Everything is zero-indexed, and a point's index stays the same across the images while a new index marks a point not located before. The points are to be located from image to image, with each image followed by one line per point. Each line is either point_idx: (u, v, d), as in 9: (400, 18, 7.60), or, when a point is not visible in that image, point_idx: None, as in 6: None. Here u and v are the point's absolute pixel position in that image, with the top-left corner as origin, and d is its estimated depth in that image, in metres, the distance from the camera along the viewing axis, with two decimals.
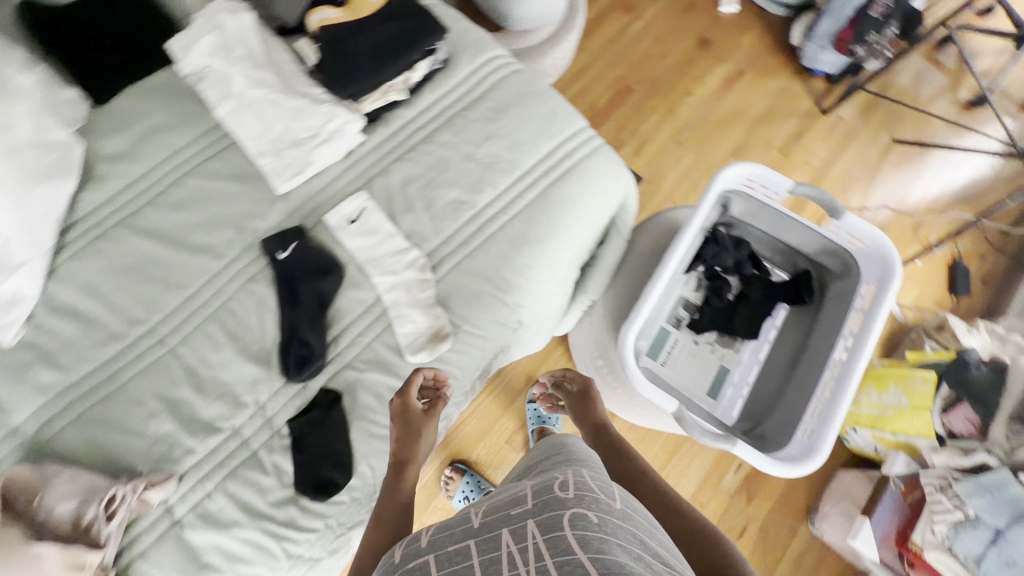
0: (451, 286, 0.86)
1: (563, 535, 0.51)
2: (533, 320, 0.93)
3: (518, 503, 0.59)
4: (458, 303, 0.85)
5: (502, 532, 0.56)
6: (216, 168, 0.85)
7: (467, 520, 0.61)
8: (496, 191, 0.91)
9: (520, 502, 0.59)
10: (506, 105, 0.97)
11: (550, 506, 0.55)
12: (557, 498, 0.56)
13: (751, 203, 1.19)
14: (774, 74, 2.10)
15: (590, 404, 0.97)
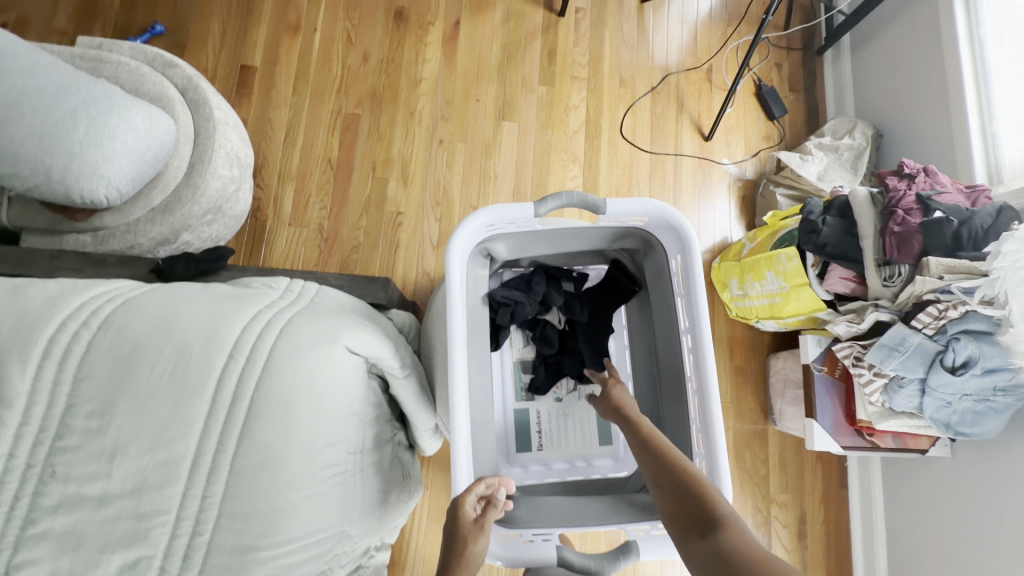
0: None
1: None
2: (323, 526, 0.71)
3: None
4: None
5: None
6: None
7: None
8: (152, 501, 0.64)
9: None
10: (113, 393, 0.66)
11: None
12: None
13: (510, 239, 0.96)
14: (490, 5, 1.80)
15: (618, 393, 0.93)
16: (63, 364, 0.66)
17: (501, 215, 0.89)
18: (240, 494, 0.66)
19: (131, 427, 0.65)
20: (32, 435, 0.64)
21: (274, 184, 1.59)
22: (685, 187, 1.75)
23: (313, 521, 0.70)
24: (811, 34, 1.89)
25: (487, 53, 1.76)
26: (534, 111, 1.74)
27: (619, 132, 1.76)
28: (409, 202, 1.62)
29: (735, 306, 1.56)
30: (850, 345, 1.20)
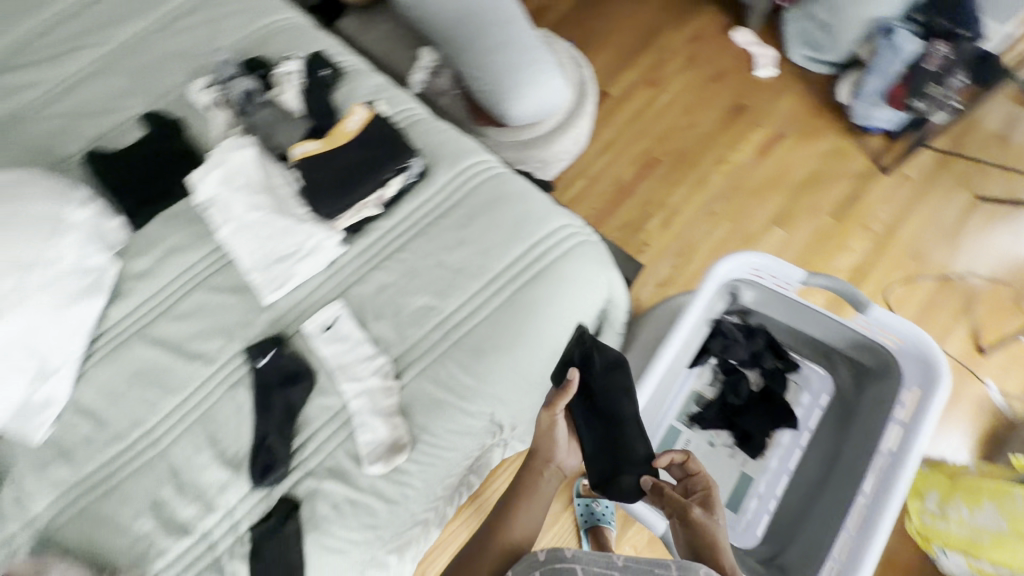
0: (426, 367, 0.89)
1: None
2: (530, 374, 0.93)
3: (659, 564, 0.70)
4: (435, 373, 0.88)
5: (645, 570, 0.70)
6: (217, 282, 0.96)
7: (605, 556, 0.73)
8: (459, 281, 0.94)
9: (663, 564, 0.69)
10: (479, 212, 0.99)
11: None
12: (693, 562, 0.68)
13: (761, 290, 1.09)
14: (821, 135, 1.96)
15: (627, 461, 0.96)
16: (464, 182, 1.03)
17: (774, 265, 1.02)
18: (504, 313, 0.92)
19: (476, 236, 0.97)
20: (425, 207, 1.00)
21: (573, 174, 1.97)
22: None
23: (529, 365, 0.92)
24: None
25: (794, 169, 1.92)
26: (807, 233, 1.82)
27: (882, 294, 1.73)
28: (658, 241, 1.84)
29: (915, 520, 1.36)
30: None
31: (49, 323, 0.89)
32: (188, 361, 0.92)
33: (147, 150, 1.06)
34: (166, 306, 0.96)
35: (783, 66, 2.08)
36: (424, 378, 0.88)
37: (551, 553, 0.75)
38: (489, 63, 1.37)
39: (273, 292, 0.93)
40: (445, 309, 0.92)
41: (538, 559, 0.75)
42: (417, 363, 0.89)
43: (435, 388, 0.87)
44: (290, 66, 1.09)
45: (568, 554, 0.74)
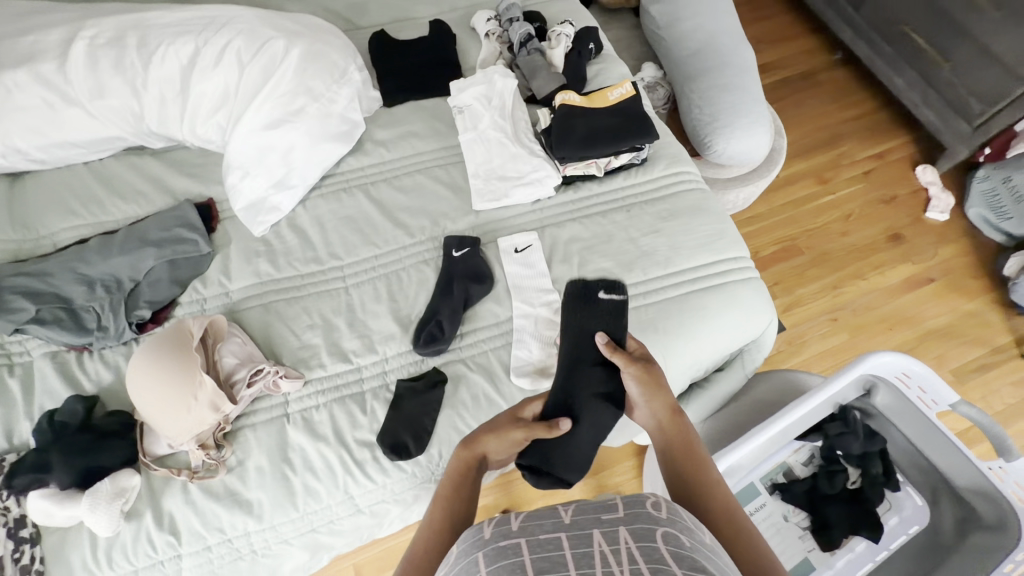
0: None
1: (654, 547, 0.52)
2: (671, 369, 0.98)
3: (610, 510, 0.57)
4: None
5: (591, 530, 0.54)
6: (439, 174, 1.08)
7: (552, 513, 0.58)
8: (643, 262, 1.01)
9: (610, 509, 0.58)
10: (680, 213, 1.07)
11: (641, 520, 0.55)
12: (651, 514, 0.56)
13: (899, 398, 1.10)
14: (970, 295, 1.92)
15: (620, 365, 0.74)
16: (674, 184, 1.11)
17: (929, 379, 1.03)
18: (674, 306, 0.98)
19: (671, 232, 1.04)
20: (634, 190, 1.08)
21: None
22: None
23: (676, 361, 0.97)
24: None
25: (931, 314, 1.89)
26: None
27: None
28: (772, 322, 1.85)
29: None
30: None
31: (306, 146, 1.02)
32: (393, 225, 1.03)
33: (422, 50, 1.21)
34: (389, 175, 1.08)
35: (954, 217, 2.06)
36: None
37: (497, 530, 0.56)
38: (714, 97, 1.44)
39: (485, 202, 1.04)
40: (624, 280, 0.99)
41: (483, 536, 0.56)
42: None
43: None
44: (566, 30, 1.20)
45: (514, 526, 0.56)
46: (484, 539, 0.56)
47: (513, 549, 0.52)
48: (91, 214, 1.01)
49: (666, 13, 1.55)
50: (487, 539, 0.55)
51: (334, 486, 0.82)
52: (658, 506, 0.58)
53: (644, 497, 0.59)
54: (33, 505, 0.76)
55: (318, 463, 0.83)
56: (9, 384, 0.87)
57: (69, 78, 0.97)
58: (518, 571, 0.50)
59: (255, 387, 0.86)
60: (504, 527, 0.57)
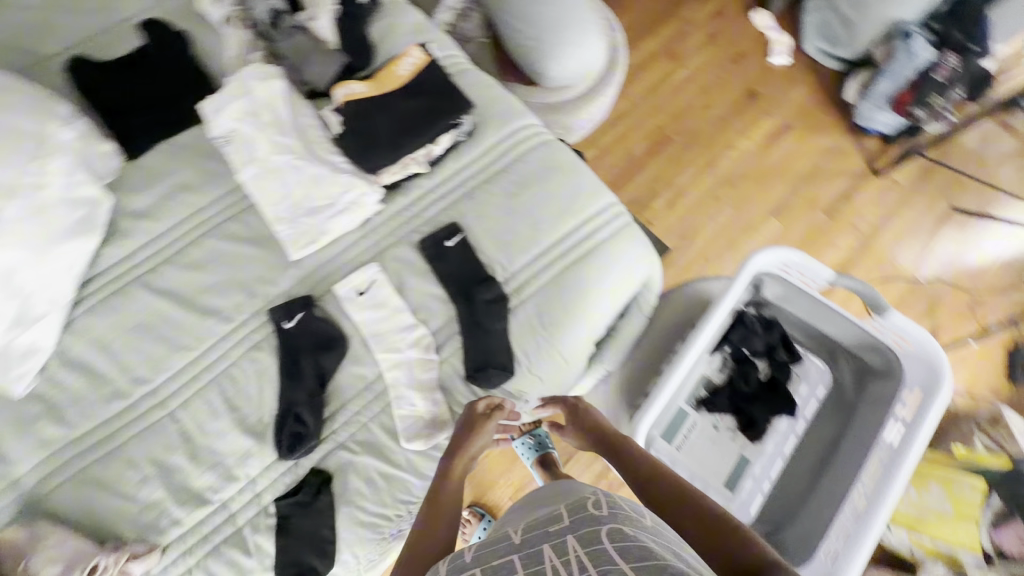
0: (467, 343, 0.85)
1: (603, 550, 0.52)
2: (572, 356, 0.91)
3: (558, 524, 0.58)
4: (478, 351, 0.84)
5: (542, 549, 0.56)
6: (234, 230, 0.86)
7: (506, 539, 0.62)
8: (503, 253, 0.89)
9: (556, 519, 0.60)
10: (528, 181, 0.94)
11: (584, 522, 0.56)
12: (592, 514, 0.56)
13: (785, 286, 1.12)
14: (825, 131, 2.00)
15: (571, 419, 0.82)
16: (512, 147, 0.96)
17: (804, 264, 1.05)
18: (551, 290, 0.89)
19: (525, 207, 0.92)
20: (470, 170, 0.93)
21: (580, 145, 1.92)
22: None
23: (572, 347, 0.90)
24: None
25: (797, 164, 1.96)
26: (800, 227, 1.89)
27: None
28: (663, 220, 1.85)
29: None
30: None
31: (30, 260, 0.75)
32: (200, 315, 0.82)
33: (148, 69, 0.91)
34: (170, 252, 0.85)
35: (795, 56, 2.07)
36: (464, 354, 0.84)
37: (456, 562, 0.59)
38: (532, 14, 1.24)
39: (301, 248, 0.84)
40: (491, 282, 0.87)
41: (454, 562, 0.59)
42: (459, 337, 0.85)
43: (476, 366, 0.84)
44: None
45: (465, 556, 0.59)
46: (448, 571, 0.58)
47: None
48: None
49: None
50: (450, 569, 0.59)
51: None
52: (600, 506, 0.58)
53: (588, 498, 0.60)
54: None
55: None
56: None
57: None
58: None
59: None
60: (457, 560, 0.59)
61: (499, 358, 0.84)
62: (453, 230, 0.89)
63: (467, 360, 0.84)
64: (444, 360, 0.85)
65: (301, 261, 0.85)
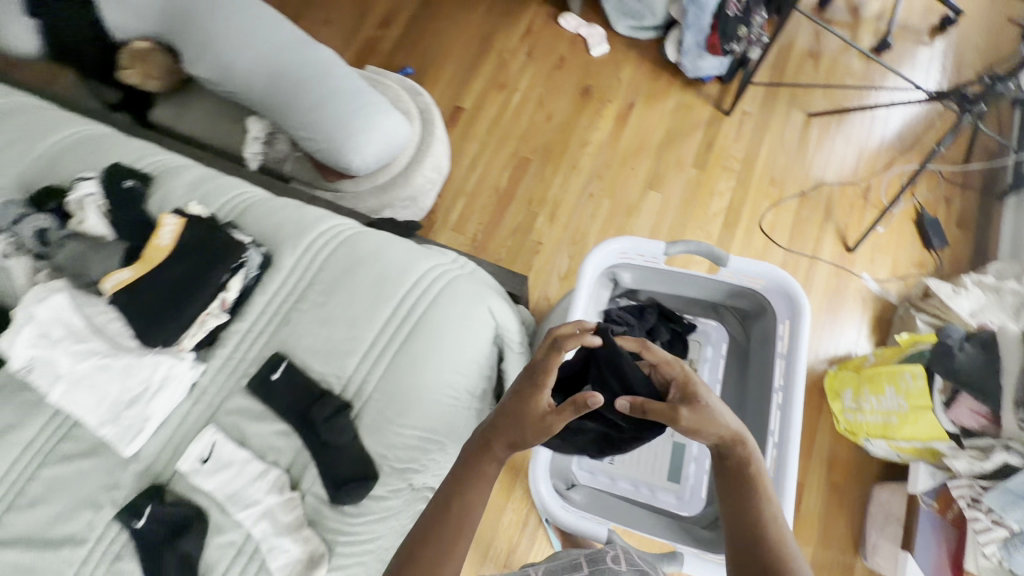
0: (319, 469, 0.83)
1: None
2: (439, 434, 0.89)
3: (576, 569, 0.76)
4: (332, 473, 0.82)
5: None
6: (69, 449, 0.86)
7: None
8: (331, 363, 0.89)
9: (577, 568, 0.76)
10: (336, 284, 0.95)
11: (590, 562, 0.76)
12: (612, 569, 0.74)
13: (635, 270, 1.13)
14: (665, 94, 2.08)
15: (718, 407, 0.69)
16: (312, 260, 0.98)
17: (635, 244, 1.06)
18: (388, 379, 0.88)
19: (339, 311, 0.93)
20: (274, 296, 0.94)
21: (449, 197, 1.96)
22: (815, 288, 1.77)
23: (432, 425, 0.88)
24: (992, 179, 1.84)
25: (651, 133, 2.02)
26: (679, 188, 1.92)
27: (759, 224, 1.86)
28: (549, 236, 1.87)
29: (844, 419, 1.48)
30: (969, 484, 1.15)
31: None
32: (48, 551, 0.80)
33: None
34: (9, 496, 0.84)
35: (613, 40, 2.18)
36: (321, 480, 0.83)
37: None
38: (314, 117, 1.33)
39: (131, 441, 0.83)
40: (322, 395, 0.87)
41: None
42: (313, 464, 0.84)
43: (333, 492, 0.81)
44: (83, 189, 0.98)
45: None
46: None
47: None
48: None
49: (215, 71, 1.37)
50: None
51: None
52: (618, 558, 0.76)
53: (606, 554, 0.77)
54: None
55: None
56: None
57: None
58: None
59: None
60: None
61: (347, 467, 0.82)
62: (275, 362, 0.88)
63: (322, 482, 0.82)
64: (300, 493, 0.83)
65: (132, 455, 0.84)
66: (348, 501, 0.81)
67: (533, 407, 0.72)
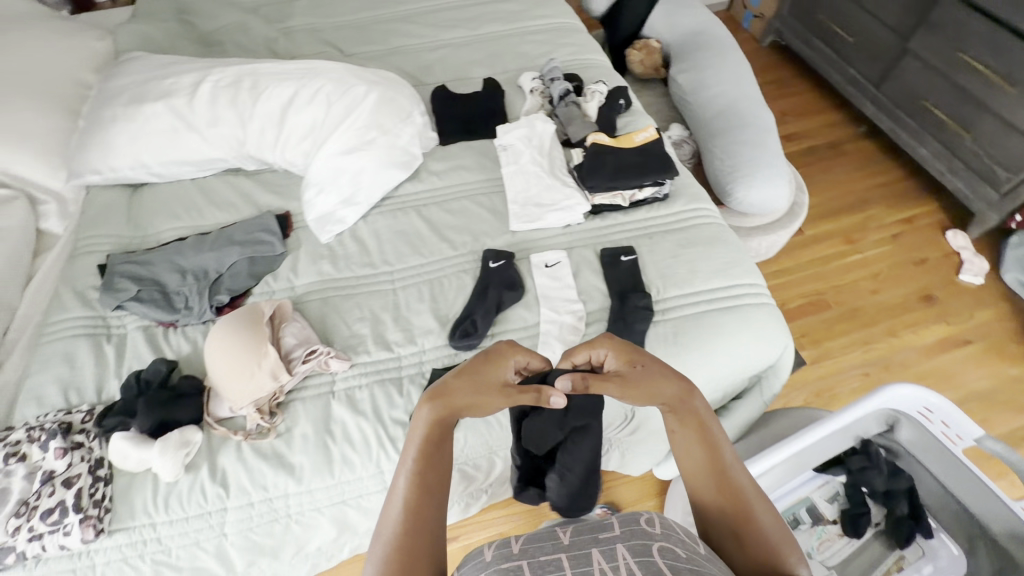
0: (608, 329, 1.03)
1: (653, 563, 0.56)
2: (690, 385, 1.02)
3: (603, 530, 0.62)
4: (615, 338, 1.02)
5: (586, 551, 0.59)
6: (485, 200, 1.23)
7: (546, 535, 0.62)
8: (662, 280, 1.10)
9: (605, 527, 0.62)
10: (699, 241, 1.16)
11: (638, 536, 0.59)
12: (646, 534, 0.60)
13: (921, 436, 1.10)
14: (1014, 360, 1.87)
15: (637, 380, 0.68)
16: (693, 217, 1.21)
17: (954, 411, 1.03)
18: (691, 322, 1.05)
19: (691, 258, 1.13)
20: (655, 216, 1.20)
21: None
22: None
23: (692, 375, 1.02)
24: None
25: (970, 379, 1.83)
26: None
27: None
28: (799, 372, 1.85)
29: None
30: None
31: (374, 170, 1.21)
32: (439, 237, 1.18)
33: (477, 101, 1.42)
34: (439, 197, 1.25)
35: (992, 282, 2.04)
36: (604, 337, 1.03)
37: (497, 552, 0.60)
38: (736, 151, 1.59)
39: (521, 222, 1.17)
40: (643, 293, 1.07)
41: (483, 558, 0.60)
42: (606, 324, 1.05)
43: None
44: (598, 87, 1.40)
45: (513, 549, 0.60)
46: (483, 562, 0.59)
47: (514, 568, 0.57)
48: (191, 218, 1.22)
49: (690, 81, 1.76)
50: (488, 562, 0.59)
51: (366, 464, 0.92)
52: (652, 524, 0.62)
53: (639, 515, 0.63)
54: (115, 446, 0.86)
55: (356, 441, 0.92)
56: (107, 351, 1.02)
57: (196, 111, 1.21)
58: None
59: (311, 365, 0.97)
60: (477, 562, 0.60)
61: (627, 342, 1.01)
62: (630, 251, 1.13)
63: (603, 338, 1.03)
64: (584, 333, 1.05)
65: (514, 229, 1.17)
66: None
67: (492, 373, 0.67)
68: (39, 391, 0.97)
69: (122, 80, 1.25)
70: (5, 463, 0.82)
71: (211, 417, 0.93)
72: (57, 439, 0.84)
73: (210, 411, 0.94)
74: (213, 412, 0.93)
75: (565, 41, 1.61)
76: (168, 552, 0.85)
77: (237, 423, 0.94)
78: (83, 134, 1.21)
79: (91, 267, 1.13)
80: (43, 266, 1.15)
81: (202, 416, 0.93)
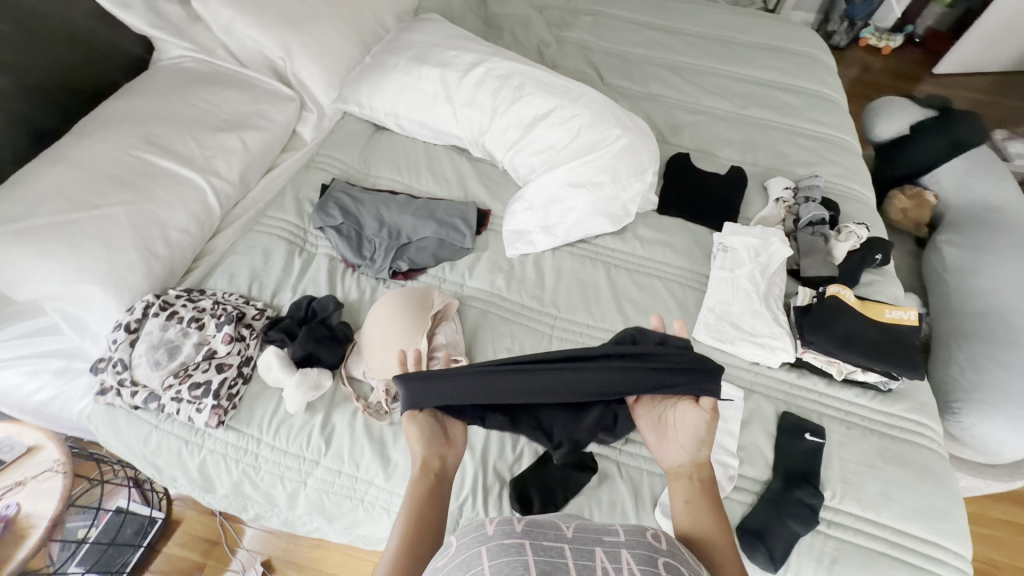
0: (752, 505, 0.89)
1: None
2: None
3: (610, 534, 0.56)
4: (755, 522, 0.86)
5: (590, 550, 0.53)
6: (678, 292, 1.13)
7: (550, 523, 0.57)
8: (843, 486, 0.90)
9: (611, 532, 0.56)
10: (912, 464, 0.93)
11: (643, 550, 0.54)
12: (651, 547, 0.54)
13: None
14: None
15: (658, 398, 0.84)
16: (913, 430, 0.98)
17: None
18: (863, 555, 0.85)
19: (894, 479, 0.91)
20: (863, 406, 0.99)
21: None
22: None
23: None
24: None
25: None
26: None
27: None
28: None
29: None
30: None
31: (586, 211, 1.16)
32: (615, 306, 1.11)
33: (713, 183, 1.30)
34: (633, 265, 1.17)
35: None
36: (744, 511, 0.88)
37: (500, 527, 0.54)
38: (988, 367, 1.26)
39: (707, 335, 1.05)
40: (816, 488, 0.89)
41: (484, 532, 0.55)
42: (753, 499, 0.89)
43: (740, 525, 0.87)
44: (861, 231, 1.18)
45: (517, 527, 0.54)
46: (485, 534, 0.54)
47: (518, 551, 0.51)
48: (408, 177, 1.29)
49: (960, 259, 1.46)
50: (489, 534, 0.53)
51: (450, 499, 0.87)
52: (656, 540, 0.56)
53: (645, 526, 0.57)
54: (266, 357, 0.92)
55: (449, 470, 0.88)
56: (295, 261, 1.11)
57: (460, 88, 1.26)
58: (518, 568, 0.49)
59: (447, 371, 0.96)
60: (477, 531, 0.55)
61: (772, 528, 0.85)
62: (819, 431, 0.93)
63: (747, 512, 0.88)
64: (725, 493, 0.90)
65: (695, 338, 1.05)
66: (748, 550, 0.84)
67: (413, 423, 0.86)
68: (234, 271, 1.08)
69: (414, 36, 1.36)
70: (186, 324, 0.92)
71: (344, 370, 0.96)
72: (230, 327, 0.92)
73: (347, 364, 0.97)
74: (350, 365, 0.97)
75: (835, 158, 1.41)
76: (257, 470, 0.89)
77: (362, 388, 0.96)
78: (364, 69, 1.33)
79: (316, 182, 1.24)
80: (283, 163, 1.29)
81: (337, 365, 0.97)
